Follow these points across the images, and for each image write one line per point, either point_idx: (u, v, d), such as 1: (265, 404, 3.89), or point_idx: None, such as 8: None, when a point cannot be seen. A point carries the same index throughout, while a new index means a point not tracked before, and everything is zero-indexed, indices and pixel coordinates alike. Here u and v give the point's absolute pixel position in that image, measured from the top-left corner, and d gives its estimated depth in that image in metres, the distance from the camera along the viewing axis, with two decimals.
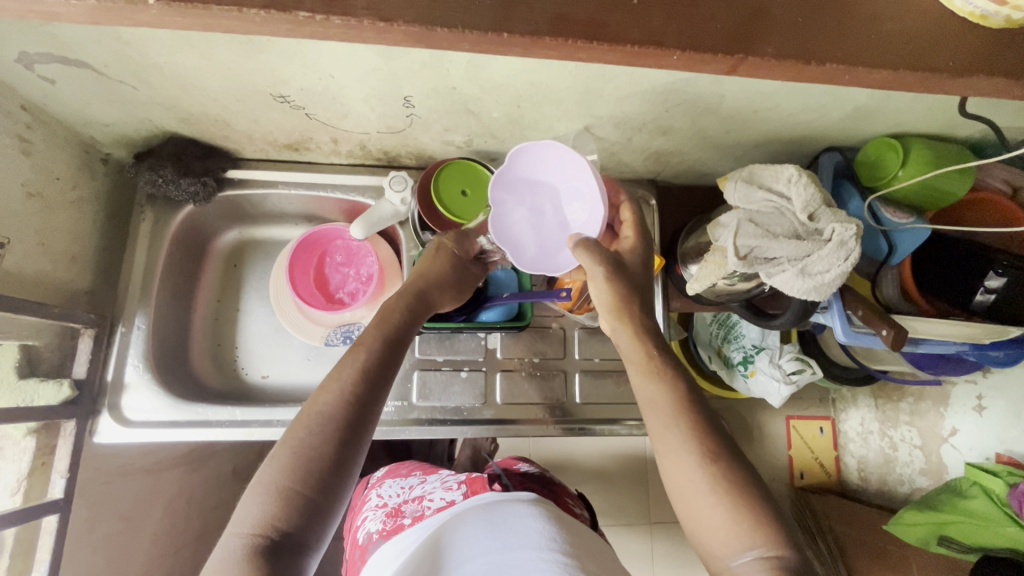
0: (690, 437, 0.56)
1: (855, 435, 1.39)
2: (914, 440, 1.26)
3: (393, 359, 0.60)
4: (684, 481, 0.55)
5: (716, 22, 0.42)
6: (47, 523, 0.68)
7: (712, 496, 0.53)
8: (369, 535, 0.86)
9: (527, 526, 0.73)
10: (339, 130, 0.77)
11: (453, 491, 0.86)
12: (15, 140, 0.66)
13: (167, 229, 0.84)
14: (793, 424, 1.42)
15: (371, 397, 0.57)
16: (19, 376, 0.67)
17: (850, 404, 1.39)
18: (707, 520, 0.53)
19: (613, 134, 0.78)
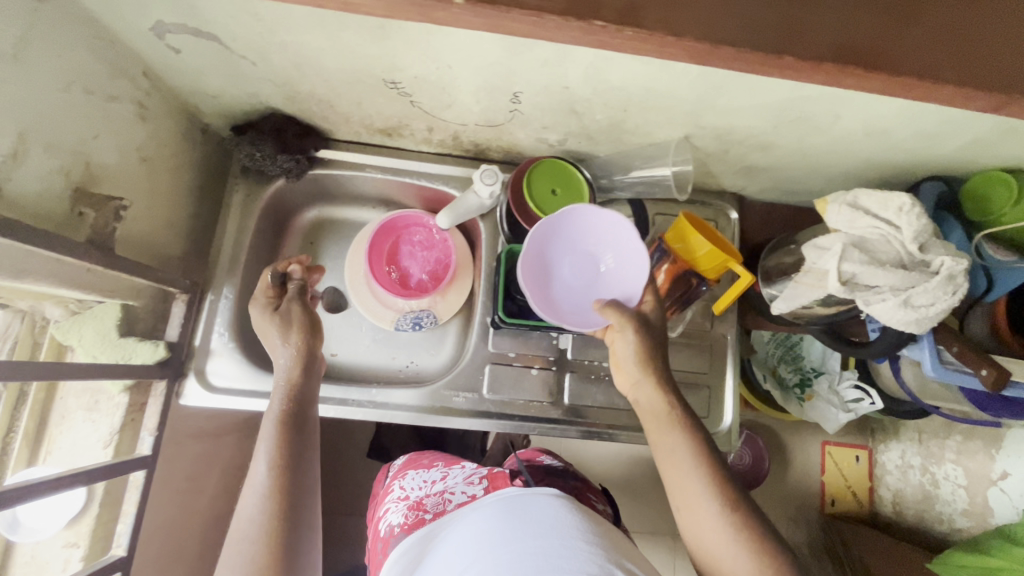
0: (711, 487, 0.62)
1: (893, 467, 1.31)
2: (959, 479, 1.14)
3: (298, 434, 0.66)
4: (690, 502, 0.63)
5: (920, 51, 0.44)
6: (135, 478, 0.71)
7: (721, 522, 0.60)
8: (390, 528, 0.80)
9: (547, 515, 0.63)
10: (437, 119, 0.77)
11: (475, 484, 0.81)
12: (136, 105, 0.67)
13: (258, 203, 0.86)
14: (828, 449, 1.40)
15: (303, 478, 0.64)
16: (120, 335, 0.70)
17: (891, 435, 1.32)
18: (712, 545, 0.61)
19: (711, 145, 0.77)
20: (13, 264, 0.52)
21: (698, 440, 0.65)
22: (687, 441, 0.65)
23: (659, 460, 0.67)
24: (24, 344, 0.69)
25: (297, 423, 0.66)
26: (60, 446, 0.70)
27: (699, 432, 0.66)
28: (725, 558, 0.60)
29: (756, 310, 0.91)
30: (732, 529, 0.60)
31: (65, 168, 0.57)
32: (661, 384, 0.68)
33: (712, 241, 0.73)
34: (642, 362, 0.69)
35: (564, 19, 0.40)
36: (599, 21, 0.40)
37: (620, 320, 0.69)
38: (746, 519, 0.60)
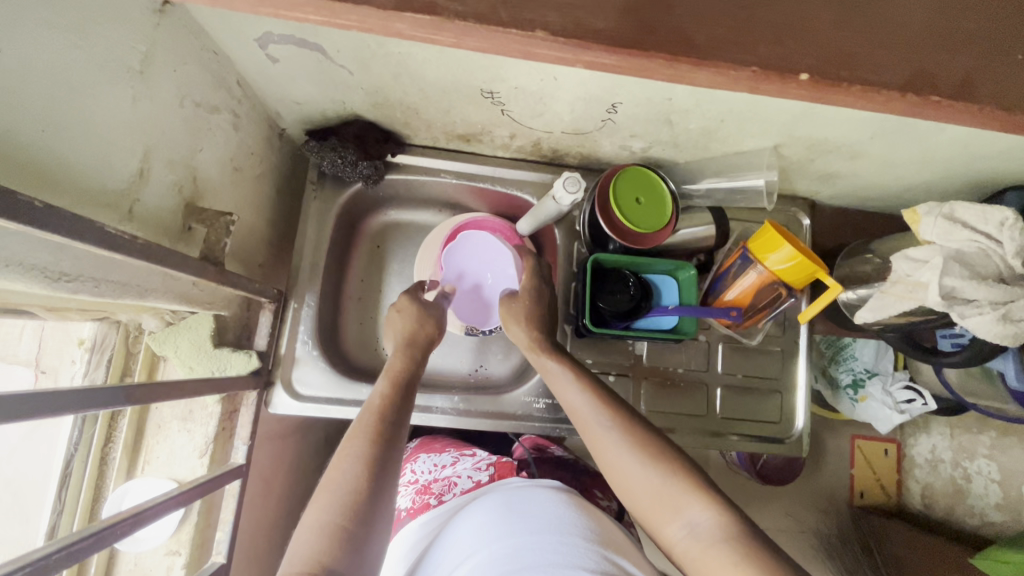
0: (605, 406, 0.65)
1: (923, 461, 1.30)
2: (992, 474, 1.23)
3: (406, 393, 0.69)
4: (591, 435, 0.65)
5: None
6: (231, 487, 0.71)
7: (613, 436, 0.62)
8: (398, 512, 0.82)
9: (546, 509, 0.61)
10: (523, 127, 0.77)
11: (481, 471, 0.83)
12: (231, 114, 0.66)
13: (333, 209, 0.86)
14: (858, 443, 1.34)
15: (401, 428, 0.65)
16: (214, 345, 0.70)
17: (921, 429, 1.29)
18: (617, 467, 0.61)
19: (799, 154, 0.76)
20: (139, 284, 0.52)
21: (583, 377, 0.69)
22: (579, 381, 0.69)
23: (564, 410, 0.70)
24: (119, 354, 0.69)
25: (407, 384, 0.70)
26: (158, 455, 0.71)
27: (586, 375, 0.70)
28: (618, 462, 0.60)
29: (831, 318, 0.92)
30: (622, 441, 0.61)
31: (177, 184, 0.56)
32: (539, 331, 0.76)
33: (800, 249, 0.71)
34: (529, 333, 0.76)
35: (898, 96, 0.40)
36: (936, 98, 0.40)
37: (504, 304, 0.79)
38: (642, 434, 0.61)
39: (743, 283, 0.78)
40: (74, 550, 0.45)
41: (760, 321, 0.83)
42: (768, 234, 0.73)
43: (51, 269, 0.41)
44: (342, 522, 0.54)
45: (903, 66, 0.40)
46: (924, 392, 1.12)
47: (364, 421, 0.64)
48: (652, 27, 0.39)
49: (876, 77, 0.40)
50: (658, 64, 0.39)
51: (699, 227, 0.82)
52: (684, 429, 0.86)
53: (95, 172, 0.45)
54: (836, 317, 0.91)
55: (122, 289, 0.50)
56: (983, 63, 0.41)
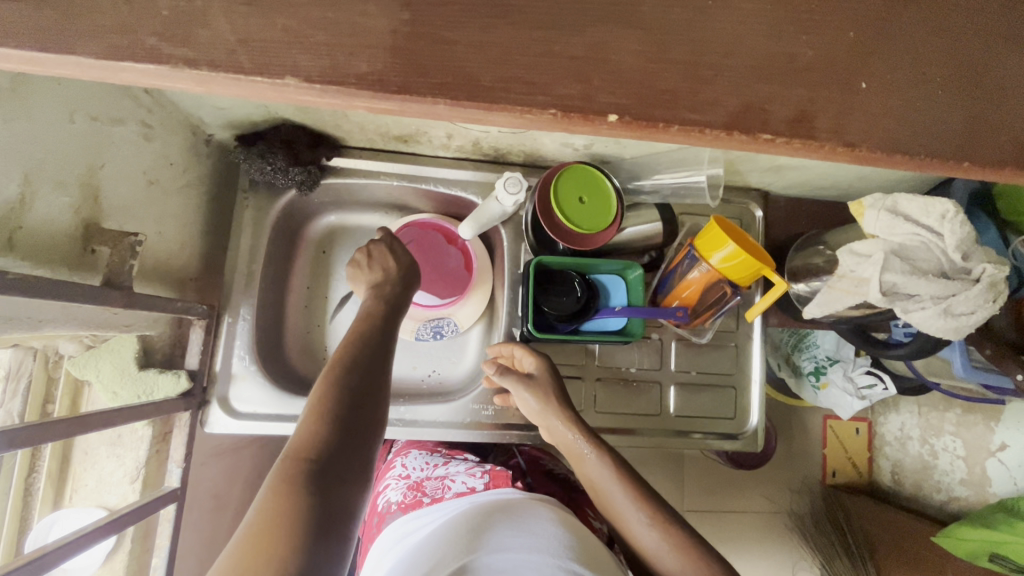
0: (644, 501, 0.64)
1: (892, 438, 1.30)
2: (959, 450, 1.15)
3: (390, 313, 0.67)
4: (624, 524, 0.65)
5: (944, 123, 0.41)
6: (166, 512, 0.68)
7: (651, 536, 0.62)
8: (387, 505, 0.79)
9: (546, 528, 0.61)
10: (458, 127, 0.74)
11: (475, 478, 0.78)
12: (140, 125, 0.63)
13: (269, 217, 0.82)
14: (828, 423, 1.37)
15: (388, 340, 0.63)
16: (139, 367, 0.67)
17: (891, 408, 1.31)
18: (647, 549, 0.63)
19: (744, 147, 0.74)
20: (31, 316, 0.49)
21: (612, 460, 0.67)
22: (607, 465, 0.66)
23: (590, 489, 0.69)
24: (38, 381, 0.68)
25: (390, 307, 0.67)
26: (86, 483, 0.69)
27: (613, 454, 0.67)
28: (659, 561, 0.62)
29: (784, 311, 0.91)
30: (660, 542, 0.62)
31: (74, 206, 0.53)
32: (569, 416, 0.70)
33: (744, 247, 0.70)
34: (544, 405, 0.71)
35: (726, 134, 0.39)
36: (765, 135, 0.39)
37: (512, 380, 0.73)
38: (680, 534, 0.62)
39: (691, 280, 0.76)
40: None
41: (709, 319, 0.81)
42: (713, 231, 0.71)
43: None
44: (334, 407, 0.52)
45: (729, 100, 0.38)
46: (884, 376, 1.11)
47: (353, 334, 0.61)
48: (423, 71, 0.37)
49: (700, 115, 0.38)
50: (441, 109, 0.37)
51: (647, 225, 0.80)
52: (637, 429, 0.86)
53: None
54: (788, 311, 0.90)
55: (5, 324, 0.47)
56: (821, 94, 0.39)
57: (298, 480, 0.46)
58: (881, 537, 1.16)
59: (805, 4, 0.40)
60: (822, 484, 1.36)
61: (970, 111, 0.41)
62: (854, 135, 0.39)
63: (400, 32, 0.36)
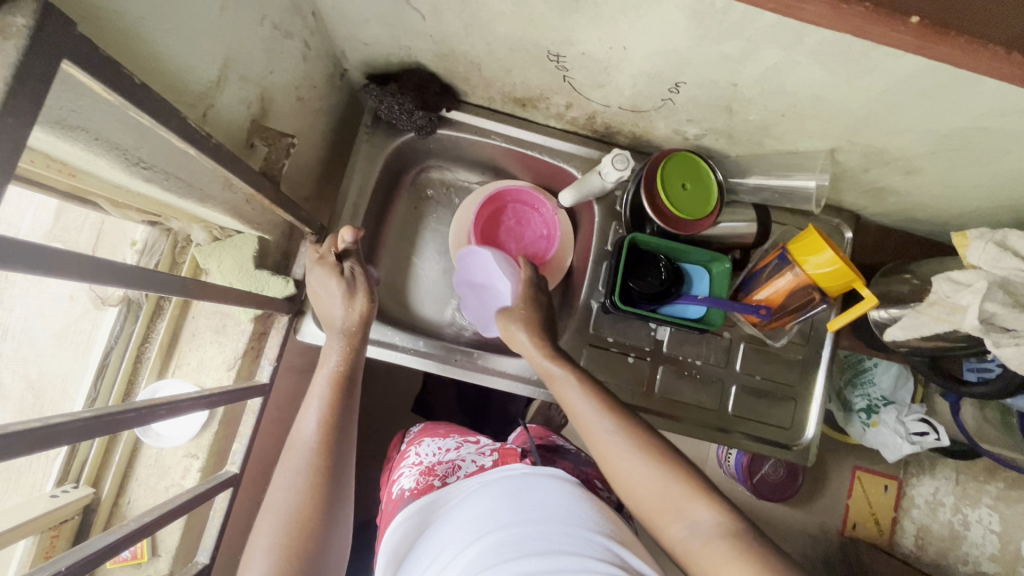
0: (608, 409, 0.64)
1: (922, 502, 1.26)
2: (993, 524, 1.12)
3: (349, 397, 0.68)
4: (591, 433, 0.64)
5: None
6: (252, 403, 0.74)
7: (618, 442, 0.61)
8: (402, 490, 0.82)
9: (552, 500, 0.63)
10: (581, 97, 0.77)
11: (485, 456, 0.83)
12: (302, 44, 0.68)
13: (382, 155, 0.87)
14: (859, 474, 1.34)
15: (345, 437, 0.66)
16: (256, 265, 0.73)
17: (925, 470, 1.27)
18: (618, 466, 0.60)
19: (854, 162, 0.75)
20: (201, 188, 0.54)
21: (587, 379, 0.67)
22: (580, 383, 0.67)
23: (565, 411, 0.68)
24: (167, 260, 0.72)
25: (348, 387, 0.68)
26: (188, 362, 0.74)
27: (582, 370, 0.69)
28: (629, 471, 0.60)
29: (858, 336, 0.91)
30: (628, 447, 0.60)
31: (248, 100, 0.58)
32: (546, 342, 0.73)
33: (842, 256, 0.71)
34: (519, 332, 0.75)
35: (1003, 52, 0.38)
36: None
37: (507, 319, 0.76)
38: (649, 441, 0.61)
39: (780, 280, 0.77)
40: (127, 419, 0.49)
41: (787, 324, 0.83)
42: (812, 236, 0.72)
43: (131, 154, 0.44)
44: (287, 544, 0.56)
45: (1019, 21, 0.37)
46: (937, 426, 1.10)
47: (315, 429, 0.64)
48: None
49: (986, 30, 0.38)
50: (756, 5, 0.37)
51: (741, 223, 0.82)
52: (687, 418, 0.87)
53: (181, 69, 0.47)
54: (862, 334, 0.90)
55: (186, 189, 0.52)
56: None
57: None
58: None
59: None
60: (839, 533, 1.34)
61: None
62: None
63: None
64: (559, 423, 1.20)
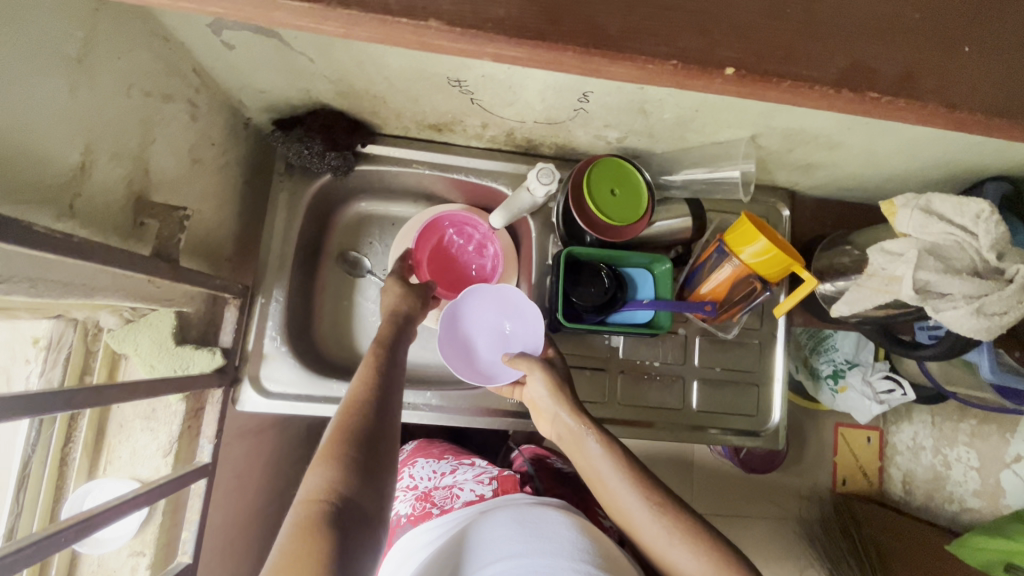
0: (645, 490, 0.61)
1: (904, 448, 1.27)
2: (972, 460, 1.20)
3: (394, 365, 0.64)
4: (629, 516, 0.61)
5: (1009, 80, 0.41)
6: (197, 486, 0.69)
7: (655, 523, 0.59)
8: (397, 517, 0.80)
9: (560, 532, 0.59)
10: (494, 116, 0.75)
11: (483, 485, 0.80)
12: (187, 104, 0.64)
13: (303, 201, 0.83)
14: (841, 430, 1.31)
15: (392, 395, 0.61)
16: (177, 342, 0.68)
17: (903, 417, 1.27)
18: (663, 554, 0.58)
19: (776, 144, 0.74)
20: (86, 282, 0.51)
21: (617, 449, 0.64)
22: (608, 452, 0.64)
23: (597, 487, 0.65)
24: (78, 353, 0.68)
25: (392, 358, 0.65)
26: (120, 455, 0.70)
27: (616, 443, 0.65)
28: (673, 558, 0.58)
29: (809, 311, 0.91)
30: (668, 531, 0.58)
31: (127, 178, 0.55)
32: (575, 408, 0.68)
33: (775, 241, 0.70)
34: (550, 394, 0.69)
35: (835, 90, 0.38)
36: (874, 94, 0.39)
37: (527, 364, 0.71)
38: (686, 520, 0.59)
39: (721, 271, 0.76)
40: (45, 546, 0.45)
41: (735, 314, 0.82)
42: (744, 226, 0.71)
43: None
44: (339, 450, 0.53)
45: (842, 55, 0.39)
46: (902, 382, 1.13)
47: (362, 388, 0.60)
48: (561, 17, 0.37)
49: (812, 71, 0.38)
50: (567, 59, 0.37)
51: (676, 219, 0.81)
52: (656, 421, 0.86)
53: (29, 165, 0.43)
54: (813, 309, 0.90)
55: (62, 288, 0.48)
56: (912, 52, 0.40)
57: (313, 526, 0.47)
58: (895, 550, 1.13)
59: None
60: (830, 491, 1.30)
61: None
62: (956, 96, 0.40)
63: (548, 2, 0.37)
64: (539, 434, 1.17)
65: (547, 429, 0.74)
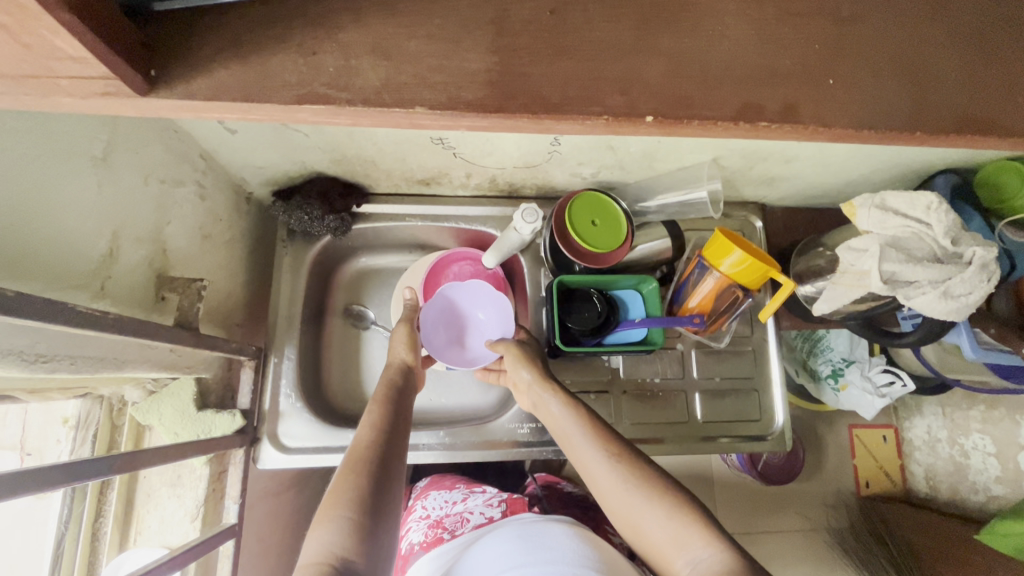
0: (603, 440, 0.63)
1: (921, 443, 1.28)
2: (988, 448, 1.16)
3: (398, 425, 0.63)
4: (587, 468, 0.63)
5: (902, 109, 0.45)
6: (225, 548, 0.71)
7: (610, 472, 0.60)
8: (410, 546, 0.81)
9: (562, 541, 0.62)
10: (476, 166, 0.81)
11: (493, 507, 0.82)
12: (196, 186, 0.70)
13: (305, 263, 0.89)
14: (856, 433, 1.34)
15: (395, 454, 0.59)
16: (198, 409, 0.72)
17: (913, 412, 1.30)
18: (618, 502, 0.59)
19: (737, 164, 0.81)
20: (117, 356, 0.55)
21: (579, 406, 0.68)
22: (570, 409, 0.67)
23: (564, 448, 0.68)
24: (104, 428, 0.71)
25: (395, 415, 0.64)
26: (149, 525, 0.72)
27: (578, 402, 0.68)
28: (627, 506, 0.58)
29: (795, 314, 0.95)
30: (620, 477, 0.59)
31: (148, 258, 0.60)
32: (542, 375, 0.73)
33: (749, 252, 0.75)
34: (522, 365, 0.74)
35: (733, 123, 0.43)
36: (763, 122, 0.43)
37: (503, 345, 0.77)
38: (643, 471, 0.59)
39: (704, 283, 0.81)
40: None
41: (723, 324, 0.87)
42: (719, 239, 0.76)
43: (28, 352, 0.45)
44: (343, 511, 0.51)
45: (732, 100, 0.43)
46: (900, 372, 1.14)
47: (362, 446, 0.58)
48: (512, 94, 0.41)
49: (711, 111, 0.43)
50: (525, 122, 0.42)
51: (656, 241, 0.86)
52: (666, 437, 0.89)
53: (66, 255, 0.48)
54: (799, 312, 0.94)
55: (99, 363, 0.53)
56: (800, 93, 0.44)
57: None
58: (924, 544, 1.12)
59: (766, 30, 0.45)
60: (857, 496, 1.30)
61: (922, 72, 0.46)
62: (829, 116, 0.44)
63: (498, 69, 0.41)
64: (556, 466, 1.18)
65: (526, 405, 0.78)
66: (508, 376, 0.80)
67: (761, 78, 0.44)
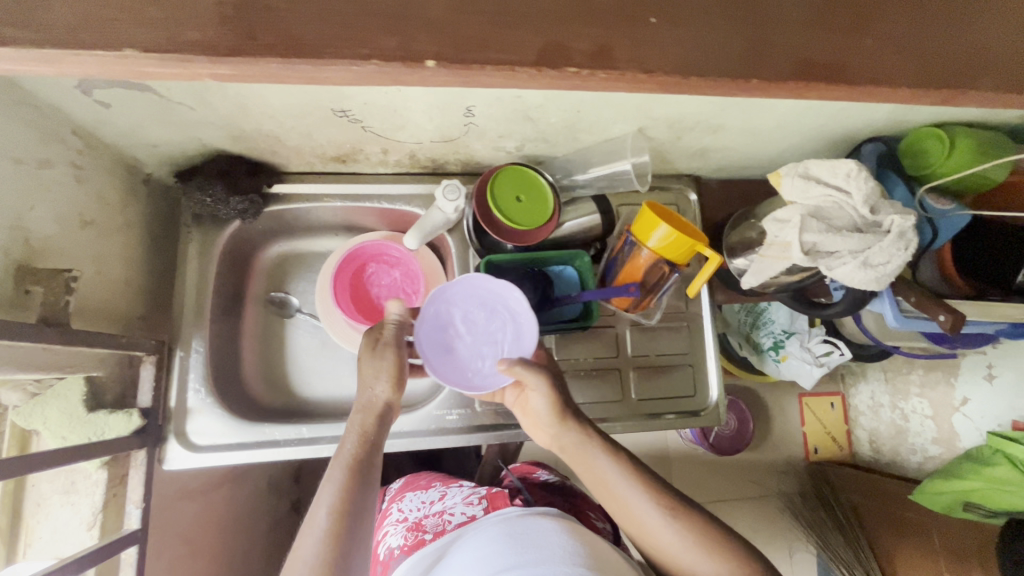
0: (646, 488, 0.61)
1: (865, 407, 1.30)
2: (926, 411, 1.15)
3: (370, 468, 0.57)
4: (634, 517, 0.61)
5: (747, 47, 0.44)
6: (128, 555, 0.66)
7: (662, 521, 0.59)
8: (390, 551, 0.77)
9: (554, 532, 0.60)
10: (391, 140, 0.76)
11: (474, 505, 0.78)
12: (69, 166, 0.63)
13: (215, 248, 0.82)
14: (805, 402, 1.36)
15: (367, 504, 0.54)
16: (88, 410, 0.66)
17: (858, 377, 1.31)
18: (666, 549, 0.59)
19: (665, 134, 0.77)
20: None
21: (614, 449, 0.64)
22: (607, 456, 0.63)
23: (598, 491, 0.64)
24: None
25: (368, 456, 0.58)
26: (40, 536, 0.67)
27: (616, 447, 0.64)
28: (676, 553, 0.59)
29: (728, 287, 0.94)
30: (673, 526, 0.59)
31: (4, 247, 0.55)
32: (576, 415, 0.66)
33: (675, 226, 0.73)
34: (554, 407, 0.65)
35: (534, 70, 0.41)
36: (573, 67, 0.41)
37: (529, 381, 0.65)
38: (691, 516, 0.60)
39: (634, 259, 0.79)
40: None
41: (653, 300, 0.85)
42: (645, 213, 0.73)
43: None
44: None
45: (538, 37, 0.41)
46: (839, 342, 1.15)
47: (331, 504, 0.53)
48: (253, 32, 0.39)
49: (509, 55, 0.41)
50: (275, 68, 0.39)
51: (586, 217, 0.84)
52: (604, 417, 0.87)
53: None
54: (732, 285, 0.93)
55: None
56: (622, 31, 0.42)
57: None
58: (864, 503, 1.16)
59: None
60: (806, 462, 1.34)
61: (774, 13, 0.45)
62: (658, 63, 0.42)
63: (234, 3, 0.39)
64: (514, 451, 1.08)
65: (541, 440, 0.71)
66: (523, 409, 0.71)
67: (608, 32, 0.42)
